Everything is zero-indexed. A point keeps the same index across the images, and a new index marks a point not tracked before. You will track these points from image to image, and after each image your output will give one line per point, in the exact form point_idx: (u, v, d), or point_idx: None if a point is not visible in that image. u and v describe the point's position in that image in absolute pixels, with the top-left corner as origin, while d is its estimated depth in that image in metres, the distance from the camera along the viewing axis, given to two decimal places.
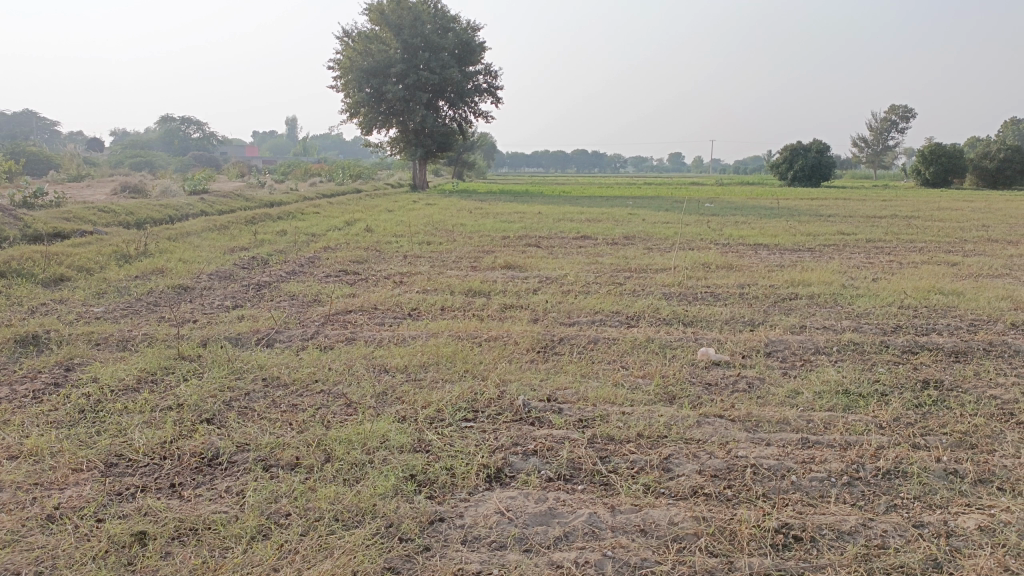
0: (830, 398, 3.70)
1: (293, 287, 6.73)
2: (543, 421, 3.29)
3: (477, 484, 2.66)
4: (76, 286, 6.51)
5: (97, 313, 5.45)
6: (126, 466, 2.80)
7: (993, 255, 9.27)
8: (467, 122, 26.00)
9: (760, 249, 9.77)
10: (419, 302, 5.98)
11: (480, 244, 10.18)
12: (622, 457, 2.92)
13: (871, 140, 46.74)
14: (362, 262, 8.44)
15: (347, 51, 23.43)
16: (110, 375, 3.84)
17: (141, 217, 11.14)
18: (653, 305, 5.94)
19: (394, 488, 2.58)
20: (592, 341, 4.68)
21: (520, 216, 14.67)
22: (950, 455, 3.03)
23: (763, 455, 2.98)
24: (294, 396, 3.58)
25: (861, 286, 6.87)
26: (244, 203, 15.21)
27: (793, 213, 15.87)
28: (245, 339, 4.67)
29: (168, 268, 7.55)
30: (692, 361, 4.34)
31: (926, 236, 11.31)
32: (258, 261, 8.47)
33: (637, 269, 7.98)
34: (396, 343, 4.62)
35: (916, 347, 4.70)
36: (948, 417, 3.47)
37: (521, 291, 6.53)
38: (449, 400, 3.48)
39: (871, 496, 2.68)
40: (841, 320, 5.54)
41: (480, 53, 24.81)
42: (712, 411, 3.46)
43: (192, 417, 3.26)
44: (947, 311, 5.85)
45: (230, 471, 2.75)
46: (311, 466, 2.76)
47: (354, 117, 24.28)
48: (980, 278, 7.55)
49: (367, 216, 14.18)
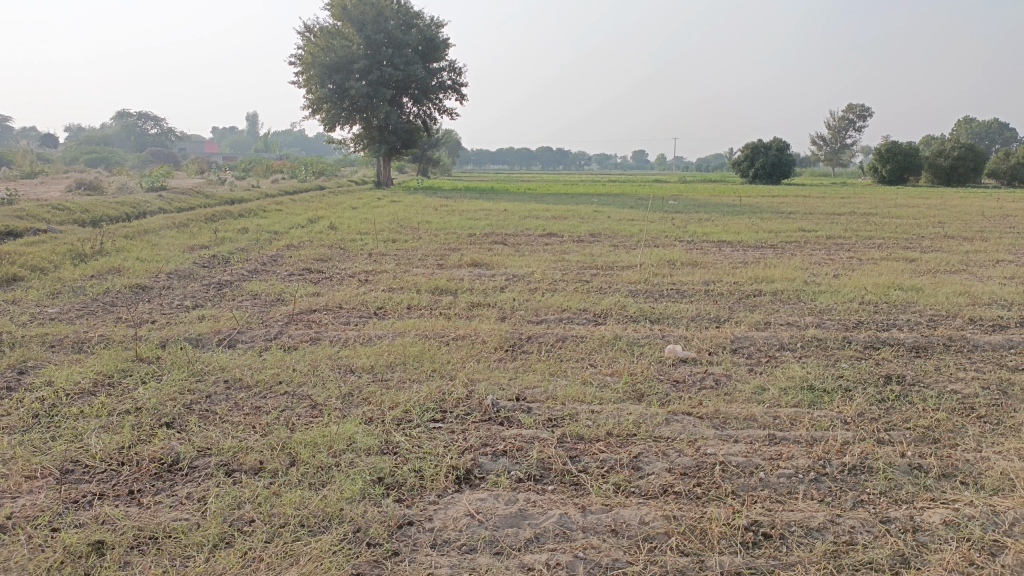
0: (795, 394, 3.73)
1: (256, 286, 6.61)
2: (512, 421, 3.27)
3: (446, 486, 2.62)
4: (29, 286, 6.32)
5: (51, 314, 5.30)
6: (82, 472, 2.70)
7: (950, 252, 9.47)
8: (431, 119, 25.87)
9: (724, 246, 9.86)
10: (385, 300, 5.91)
11: (446, 242, 10.12)
12: (592, 456, 2.90)
13: (831, 138, 47.53)
14: (327, 261, 8.33)
15: (309, 47, 23.16)
16: (64, 378, 3.72)
17: (96, 215, 10.87)
18: (620, 302, 5.95)
19: (361, 492, 2.53)
20: (560, 339, 4.67)
21: (485, 213, 14.65)
22: (914, 450, 3.07)
23: (731, 452, 2.99)
24: (257, 398, 3.50)
25: (823, 283, 6.97)
26: (204, 201, 14.94)
27: (754, 209, 16.06)
28: (205, 340, 4.57)
29: (126, 267, 7.37)
30: (659, 358, 4.36)
31: (884, 233, 11.52)
32: (220, 259, 8.32)
33: (603, 266, 8.00)
34: (362, 342, 4.56)
35: (878, 342, 4.77)
36: (910, 411, 3.53)
37: (488, 289, 6.50)
38: (417, 401, 3.44)
39: (838, 492, 2.70)
40: (804, 316, 5.60)
41: (443, 49, 24.71)
42: (681, 409, 3.46)
43: (151, 421, 3.17)
44: (906, 307, 5.96)
45: (190, 477, 2.68)
46: (276, 471, 2.69)
47: (317, 113, 23.98)
48: (937, 274, 7.70)
49: (331, 214, 14.01)
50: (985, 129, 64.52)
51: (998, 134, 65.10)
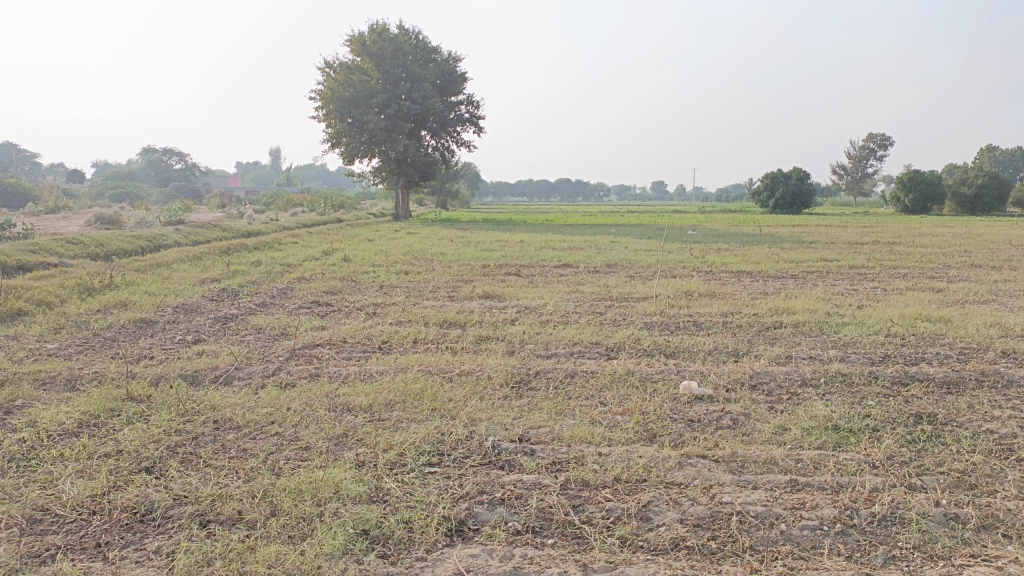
0: (819, 435, 3.48)
1: (261, 320, 6.45)
2: (513, 465, 3.05)
3: (437, 540, 2.41)
4: (32, 321, 6.22)
5: (49, 350, 5.17)
6: (50, 523, 2.52)
7: (977, 281, 9.18)
8: (449, 151, 25.91)
9: (743, 277, 9.63)
10: (390, 334, 5.73)
11: (460, 273, 9.97)
12: (597, 506, 2.67)
13: (852, 167, 47.21)
14: (336, 294, 8.19)
15: (328, 82, 23.34)
16: (49, 419, 3.55)
17: (110, 249, 10.84)
18: (634, 335, 5.73)
19: (342, 547, 2.33)
20: (569, 375, 4.46)
21: (500, 243, 14.52)
22: (949, 498, 2.82)
23: (750, 500, 2.74)
24: (246, 440, 3.32)
25: (846, 314, 6.71)
26: (220, 234, 14.94)
27: (775, 239, 15.87)
28: (201, 377, 4.41)
29: (133, 301, 7.28)
30: (673, 395, 4.12)
31: (909, 262, 11.24)
32: (229, 292, 8.20)
33: (618, 298, 7.79)
34: (362, 379, 4.38)
35: (906, 377, 4.52)
36: (943, 454, 3.27)
37: (498, 322, 6.31)
38: (413, 443, 3.23)
39: (866, 547, 2.45)
40: (827, 349, 5.35)
41: (461, 83, 24.91)
42: (695, 451, 3.23)
43: (130, 465, 2.99)
44: (935, 339, 5.68)
45: (162, 528, 2.49)
46: (255, 521, 2.50)
47: (336, 147, 24.16)
48: (966, 304, 7.42)
49: (346, 246, 13.95)
50: (1009, 158, 63.87)
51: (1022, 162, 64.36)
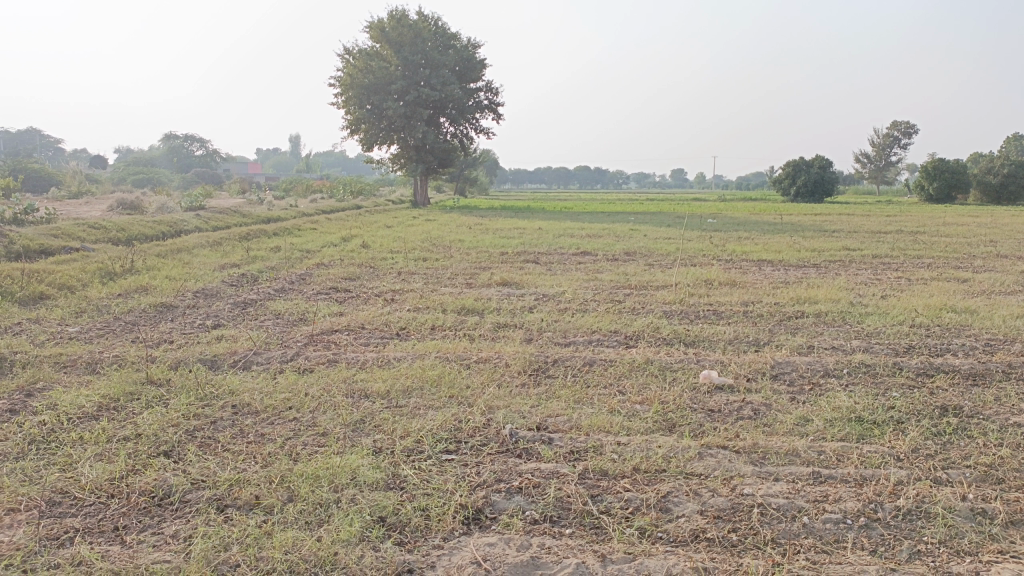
0: (842, 427, 3.42)
1: (279, 305, 6.46)
2: (531, 453, 3.03)
3: (454, 528, 2.39)
4: (55, 304, 6.27)
5: (71, 333, 5.21)
6: (69, 505, 2.53)
7: (1004, 272, 9.01)
8: (468, 138, 25.85)
9: (764, 266, 9.52)
10: (408, 321, 5.72)
11: (478, 260, 9.94)
12: (616, 496, 2.64)
13: (877, 155, 46.59)
14: (354, 280, 8.19)
15: (347, 68, 23.30)
16: (69, 401, 3.57)
17: (132, 234, 10.91)
18: (654, 323, 5.67)
19: (359, 534, 2.31)
20: (588, 363, 4.42)
21: (519, 231, 14.46)
22: (976, 492, 2.76)
23: (772, 492, 2.70)
24: (264, 425, 3.32)
25: (870, 304, 6.61)
26: (241, 219, 15.01)
27: (796, 228, 15.70)
28: (220, 361, 4.42)
29: (153, 285, 7.32)
30: (693, 385, 4.08)
31: (933, 252, 11.07)
32: (249, 278, 8.24)
33: (637, 286, 7.72)
34: (380, 365, 4.37)
35: (930, 368, 4.44)
36: (970, 447, 3.21)
37: (516, 309, 6.27)
38: (430, 430, 3.22)
39: (891, 541, 2.41)
40: (850, 339, 5.27)
41: (480, 69, 24.79)
42: (715, 442, 3.19)
43: (149, 449, 3.00)
44: (961, 331, 5.58)
45: (180, 512, 2.49)
46: (272, 507, 2.50)
47: (355, 133, 24.17)
48: (993, 295, 7.29)
49: (364, 232, 13.96)
50: None
51: None
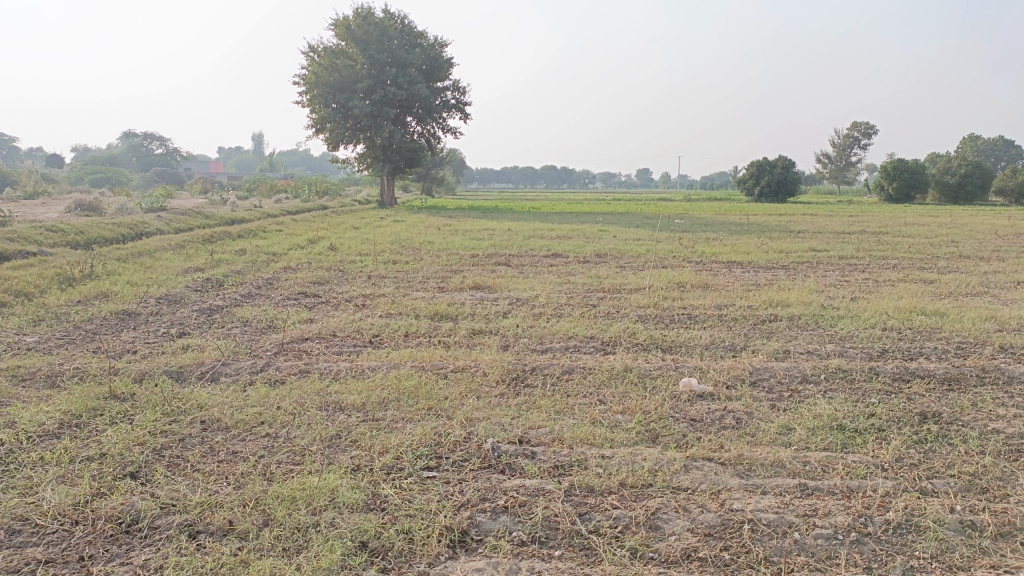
0: (824, 436, 3.40)
1: (246, 312, 6.28)
2: (514, 468, 2.95)
3: (439, 553, 2.31)
4: (10, 312, 6.03)
5: (28, 343, 5.00)
6: (30, 534, 2.39)
7: (967, 272, 9.17)
8: (435, 137, 25.69)
9: (734, 267, 9.58)
10: (381, 327, 5.59)
11: (449, 263, 9.85)
12: (604, 514, 2.57)
13: (837, 156, 47.55)
14: (323, 284, 8.04)
15: (312, 67, 22.99)
16: (28, 418, 3.40)
17: (91, 237, 10.60)
18: (630, 329, 5.62)
19: (341, 562, 2.22)
20: (567, 372, 4.35)
21: (489, 232, 14.36)
22: (963, 503, 2.74)
23: (761, 507, 2.66)
24: (236, 442, 3.19)
25: (841, 306, 6.65)
26: (203, 221, 14.69)
27: (763, 228, 15.90)
28: (187, 373, 4.27)
29: (114, 291, 7.08)
30: (674, 393, 4.03)
31: (897, 252, 11.23)
32: (213, 282, 8.03)
33: (610, 289, 7.68)
34: (353, 375, 4.25)
35: (907, 373, 4.45)
36: (953, 456, 3.20)
37: (491, 314, 6.18)
38: (409, 446, 3.12)
39: (884, 557, 2.37)
40: (825, 344, 5.27)
41: (447, 69, 24.63)
42: (700, 454, 3.14)
43: (114, 471, 2.86)
44: (932, 334, 5.63)
45: (150, 540, 2.37)
46: (247, 533, 2.39)
47: (321, 132, 23.86)
48: (959, 297, 7.39)
49: (331, 234, 13.73)
50: (990, 146, 64.52)
51: (1005, 151, 64.89)
